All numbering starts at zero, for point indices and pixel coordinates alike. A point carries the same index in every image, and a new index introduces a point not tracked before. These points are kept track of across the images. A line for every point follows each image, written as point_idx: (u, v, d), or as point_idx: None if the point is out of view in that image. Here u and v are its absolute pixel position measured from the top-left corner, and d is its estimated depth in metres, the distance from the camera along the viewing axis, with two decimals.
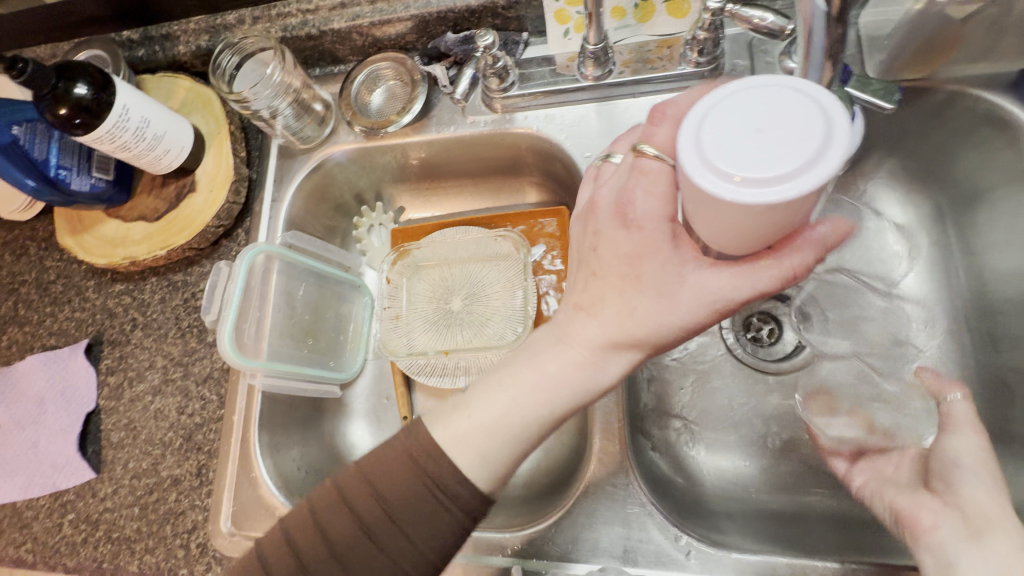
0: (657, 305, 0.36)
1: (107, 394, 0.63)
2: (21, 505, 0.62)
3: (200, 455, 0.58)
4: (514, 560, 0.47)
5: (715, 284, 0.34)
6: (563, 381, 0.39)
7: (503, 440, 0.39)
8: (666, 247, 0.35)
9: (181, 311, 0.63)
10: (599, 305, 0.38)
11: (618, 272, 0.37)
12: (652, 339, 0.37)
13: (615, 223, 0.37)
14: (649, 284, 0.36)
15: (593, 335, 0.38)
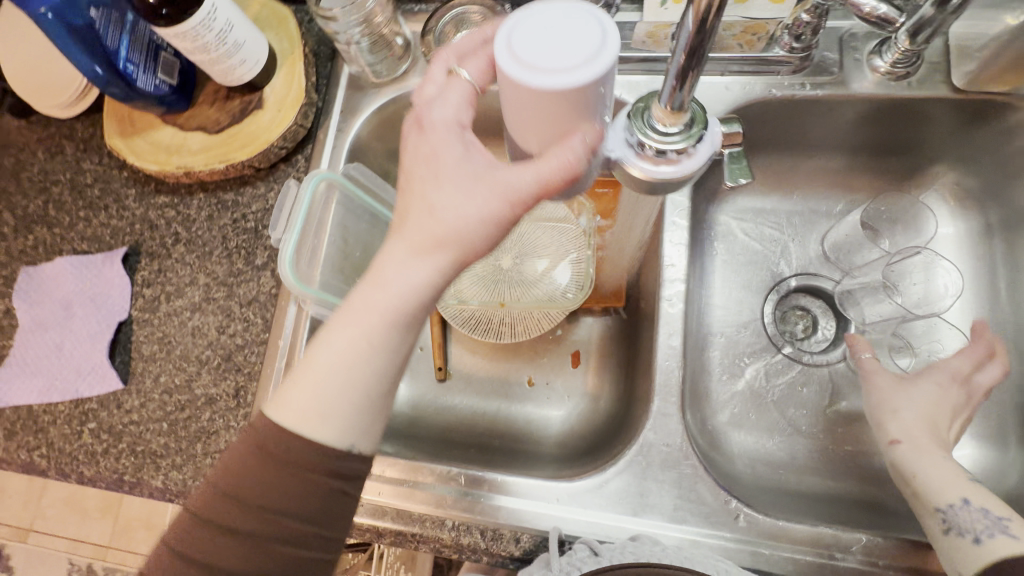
0: (453, 203, 0.36)
1: (141, 306, 0.61)
2: (37, 409, 0.59)
3: (239, 376, 0.57)
4: (563, 507, 0.48)
5: (517, 178, 0.35)
6: (374, 305, 0.37)
7: (326, 374, 0.37)
8: (460, 153, 0.36)
9: (229, 231, 0.62)
10: (409, 225, 0.37)
11: (420, 181, 0.37)
12: (458, 240, 0.36)
13: (417, 141, 0.38)
14: (438, 190, 0.36)
15: (405, 258, 0.37)
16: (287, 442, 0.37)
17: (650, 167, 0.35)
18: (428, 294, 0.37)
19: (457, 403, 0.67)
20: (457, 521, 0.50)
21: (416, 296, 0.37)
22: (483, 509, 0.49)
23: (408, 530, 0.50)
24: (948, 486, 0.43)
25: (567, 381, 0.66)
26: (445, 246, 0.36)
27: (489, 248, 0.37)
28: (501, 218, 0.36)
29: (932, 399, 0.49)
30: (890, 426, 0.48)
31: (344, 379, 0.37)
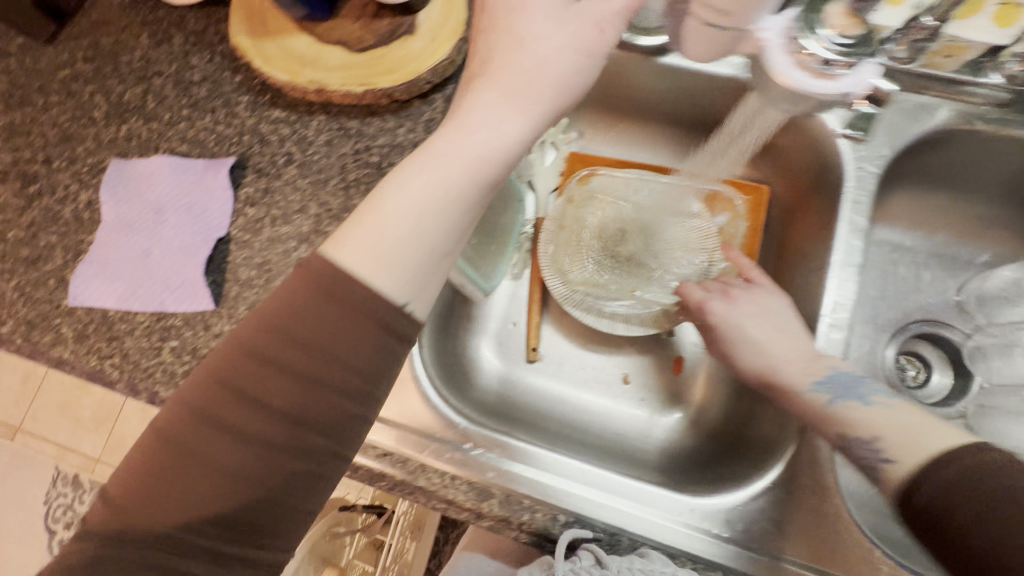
0: (545, 32, 0.39)
1: (241, 225, 0.56)
2: (114, 314, 0.55)
3: None
4: (693, 522, 0.46)
5: (597, 18, 0.39)
6: (455, 151, 0.38)
7: (406, 203, 0.37)
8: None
9: (349, 163, 0.56)
10: (493, 70, 0.39)
11: (501, 27, 0.40)
12: (548, 75, 0.39)
13: None
14: (530, 24, 0.39)
15: (494, 100, 0.39)
16: (352, 277, 0.36)
17: (798, 75, 0.41)
18: (510, 133, 0.39)
19: (550, 387, 0.63)
20: (569, 517, 0.46)
21: (499, 139, 0.39)
22: (600, 507, 0.47)
23: (515, 519, 0.46)
24: (803, 374, 0.45)
25: (669, 388, 0.62)
26: (535, 81, 0.39)
27: (574, 91, 0.41)
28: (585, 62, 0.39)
29: (757, 312, 0.50)
30: (749, 365, 0.48)
31: (426, 214, 0.37)
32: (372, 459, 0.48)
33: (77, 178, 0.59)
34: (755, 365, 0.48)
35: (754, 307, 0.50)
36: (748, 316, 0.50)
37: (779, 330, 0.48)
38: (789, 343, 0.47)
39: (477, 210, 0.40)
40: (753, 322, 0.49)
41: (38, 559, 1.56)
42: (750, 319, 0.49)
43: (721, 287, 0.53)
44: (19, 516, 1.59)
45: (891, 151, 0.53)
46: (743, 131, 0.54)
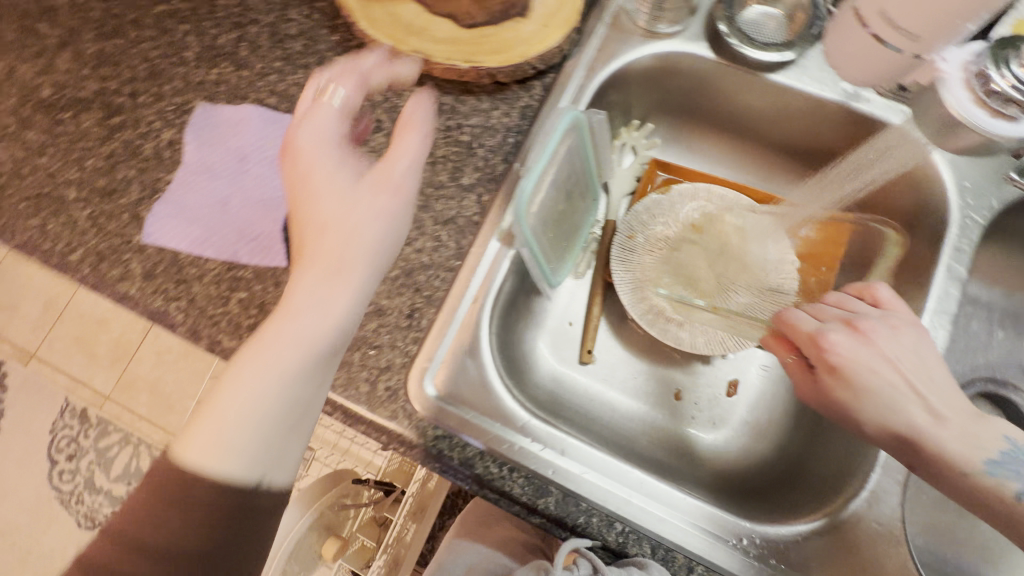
0: (349, 205, 0.41)
1: None
2: (184, 257, 0.54)
3: (417, 297, 0.51)
4: (753, 551, 0.44)
5: (402, 174, 0.42)
6: (286, 326, 0.37)
7: (233, 404, 0.35)
8: (337, 176, 0.42)
9: (438, 139, 0.55)
10: (308, 244, 0.40)
11: (309, 198, 0.41)
12: (365, 235, 0.40)
13: (303, 166, 0.42)
14: (327, 204, 0.41)
15: (317, 271, 0.39)
16: (200, 477, 0.34)
17: (976, 111, 0.39)
18: (349, 292, 0.39)
19: (598, 391, 0.62)
20: (627, 527, 0.45)
21: (335, 296, 0.39)
22: (660, 521, 0.45)
23: (571, 520, 0.45)
24: (969, 447, 0.39)
25: (722, 410, 0.61)
26: (355, 243, 0.40)
27: (394, 240, 0.42)
28: (396, 214, 0.42)
29: (894, 359, 0.41)
30: (887, 424, 0.40)
31: (264, 397, 0.35)
32: (432, 440, 0.48)
33: (161, 116, 0.59)
34: (892, 422, 0.40)
35: (891, 345, 0.42)
36: (889, 358, 0.41)
37: (929, 383, 0.41)
38: (940, 400, 0.40)
39: (329, 368, 0.39)
40: (890, 371, 0.41)
41: (42, 485, 1.58)
42: (886, 366, 0.41)
43: (839, 317, 0.45)
44: (33, 439, 1.62)
45: (1001, 202, 0.51)
46: (852, 177, 0.57)
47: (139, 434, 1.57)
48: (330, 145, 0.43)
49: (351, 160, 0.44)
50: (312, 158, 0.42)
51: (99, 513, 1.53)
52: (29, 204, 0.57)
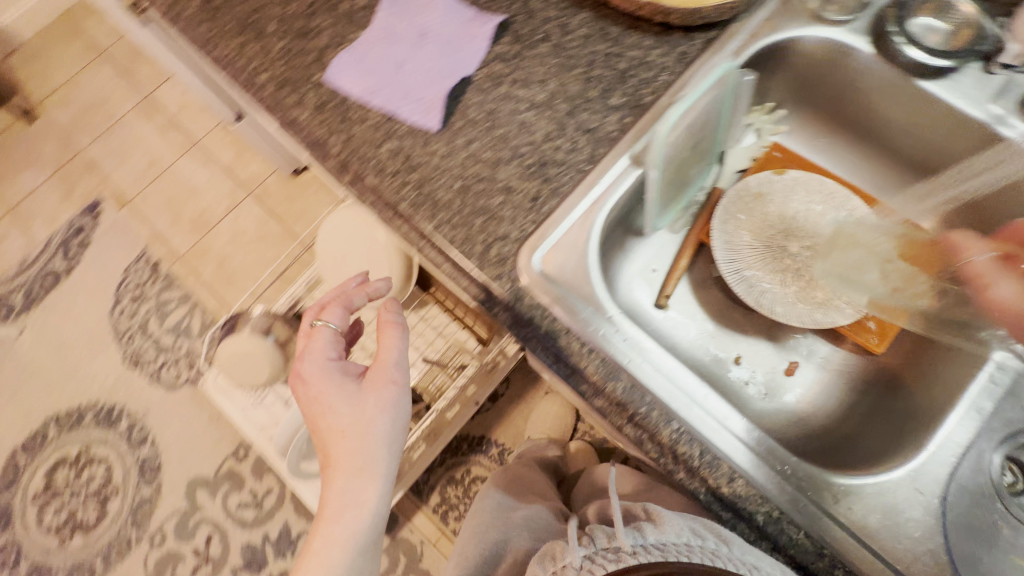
0: (354, 418, 0.57)
1: (485, 74, 0.61)
2: (351, 102, 0.61)
3: (544, 185, 0.57)
4: (795, 481, 0.47)
5: (394, 376, 0.61)
6: (337, 522, 0.56)
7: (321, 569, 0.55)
8: (341, 382, 0.59)
9: (598, 60, 0.61)
10: (334, 457, 0.57)
11: (326, 421, 0.58)
12: (375, 436, 0.57)
13: (315, 396, 0.59)
14: (343, 419, 0.57)
15: (347, 459, 0.56)
16: None
17: None
18: (374, 478, 0.56)
19: (664, 334, 0.67)
20: (683, 427, 0.49)
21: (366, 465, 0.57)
22: (713, 431, 0.49)
23: (636, 409, 0.50)
24: None
25: (778, 384, 0.64)
26: (368, 442, 0.57)
27: (398, 426, 0.60)
28: (397, 401, 0.60)
29: None
30: None
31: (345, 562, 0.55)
32: (527, 306, 0.53)
33: None
34: None
35: None
36: None
37: None
38: None
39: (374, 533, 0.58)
40: None
41: (102, 317, 1.68)
42: None
43: None
44: (105, 274, 1.72)
45: None
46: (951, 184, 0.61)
47: (199, 298, 1.67)
48: (331, 363, 0.61)
49: (349, 371, 0.61)
50: (319, 376, 0.60)
51: (144, 356, 1.62)
52: (234, 27, 0.66)
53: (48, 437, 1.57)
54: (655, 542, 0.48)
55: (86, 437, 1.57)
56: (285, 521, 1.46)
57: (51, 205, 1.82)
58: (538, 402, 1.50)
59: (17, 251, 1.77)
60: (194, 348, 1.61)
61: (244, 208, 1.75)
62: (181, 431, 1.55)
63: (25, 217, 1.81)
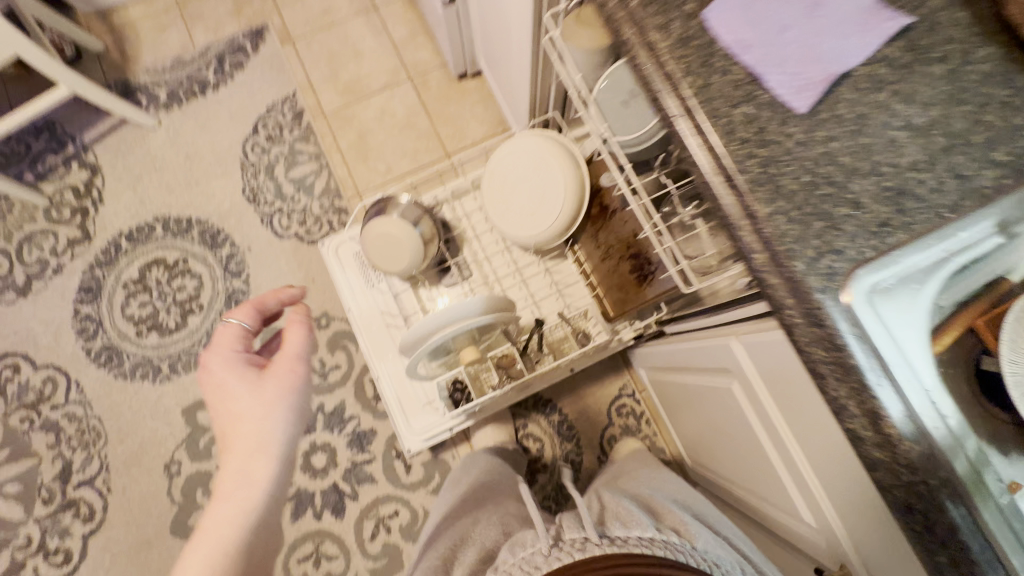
0: (246, 399, 0.73)
1: (867, 73, 0.55)
2: (718, 48, 0.56)
3: (896, 215, 0.52)
4: None
5: (295, 362, 0.76)
6: (230, 494, 0.67)
7: (213, 537, 0.65)
8: (245, 371, 0.76)
9: (993, 105, 0.55)
10: (230, 436, 0.71)
11: (225, 405, 0.73)
12: (267, 412, 0.72)
13: (215, 385, 0.75)
14: (240, 403, 0.73)
15: (246, 435, 0.70)
16: None
17: None
18: (267, 453, 0.70)
19: None
20: (971, 515, 0.47)
21: (264, 440, 0.70)
22: (1001, 534, 0.46)
23: (924, 482, 0.47)
24: None
25: None
26: (263, 417, 0.72)
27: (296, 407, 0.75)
28: (294, 385, 0.75)
29: None
30: None
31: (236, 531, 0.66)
32: (840, 333, 0.50)
33: None
34: None
35: None
36: None
37: None
38: None
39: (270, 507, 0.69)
40: None
41: (235, 143, 1.67)
42: None
43: None
44: (250, 102, 1.71)
45: None
46: None
47: (329, 161, 1.65)
48: (238, 358, 0.78)
49: (252, 362, 0.78)
50: (226, 365, 0.77)
51: (262, 195, 1.63)
52: None
53: (154, 234, 1.60)
54: (621, 534, 0.71)
55: (187, 249, 1.59)
56: (343, 400, 1.50)
57: (219, 13, 1.79)
58: (613, 390, 1.50)
59: (175, 46, 1.76)
60: (311, 207, 1.62)
61: (400, 91, 1.70)
62: (275, 280, 1.57)
63: (191, 14, 1.78)
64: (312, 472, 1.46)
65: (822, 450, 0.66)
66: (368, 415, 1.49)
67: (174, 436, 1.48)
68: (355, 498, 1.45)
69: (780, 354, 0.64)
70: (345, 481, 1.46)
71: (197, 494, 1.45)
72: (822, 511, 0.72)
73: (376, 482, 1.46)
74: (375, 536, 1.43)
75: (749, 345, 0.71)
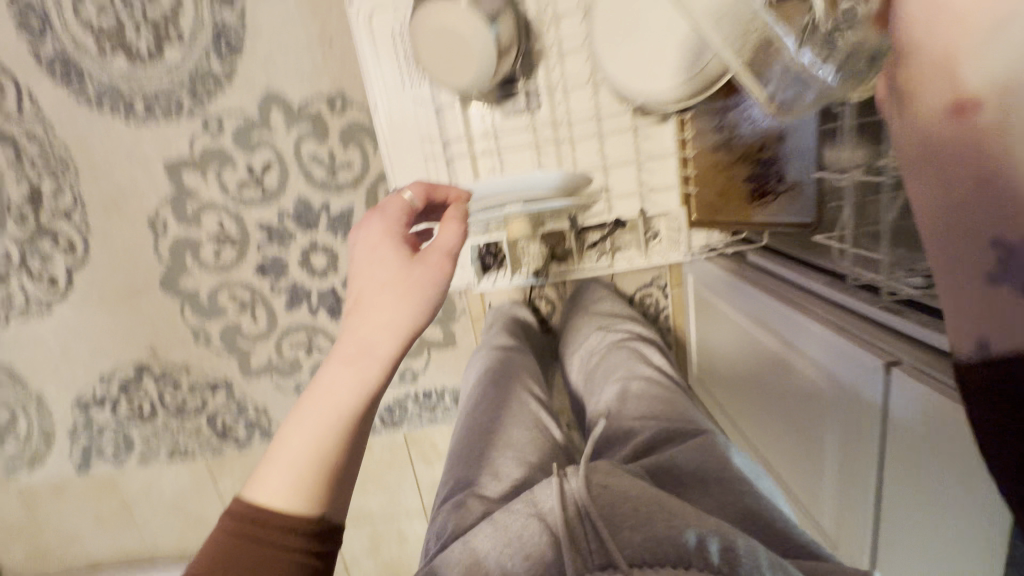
0: (389, 270, 0.58)
1: None
2: None
3: None
4: None
5: (448, 248, 0.61)
6: (340, 373, 0.52)
7: (313, 421, 0.50)
8: (394, 244, 0.61)
9: None
10: (358, 308, 0.57)
11: (365, 273, 0.59)
12: (405, 291, 0.56)
13: (361, 249, 0.61)
14: (381, 274, 0.58)
15: (385, 307, 0.56)
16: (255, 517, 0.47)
17: None
18: (393, 342, 0.54)
19: None
20: None
21: (393, 327, 0.55)
22: None
23: None
24: None
25: None
26: (399, 293, 0.56)
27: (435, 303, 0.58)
28: (441, 279, 0.59)
29: None
30: None
31: (336, 426, 0.50)
32: None
33: None
34: None
35: None
36: None
37: None
38: None
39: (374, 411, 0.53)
40: None
41: None
42: None
43: None
44: None
45: None
46: None
47: None
48: (392, 228, 0.63)
49: (403, 237, 0.63)
50: (378, 234, 0.62)
51: None
52: None
53: None
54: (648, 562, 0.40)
55: None
56: (352, 206, 1.32)
57: None
58: (646, 277, 1.34)
59: None
60: None
61: None
62: (280, 27, 1.17)
63: None
64: (311, 270, 1.37)
65: (908, 510, 0.57)
66: None
67: (156, 192, 1.30)
68: None
69: (944, 427, 0.49)
70: (344, 289, 1.39)
71: (185, 259, 1.36)
72: (856, 524, 0.68)
73: None
74: None
75: (893, 383, 0.55)
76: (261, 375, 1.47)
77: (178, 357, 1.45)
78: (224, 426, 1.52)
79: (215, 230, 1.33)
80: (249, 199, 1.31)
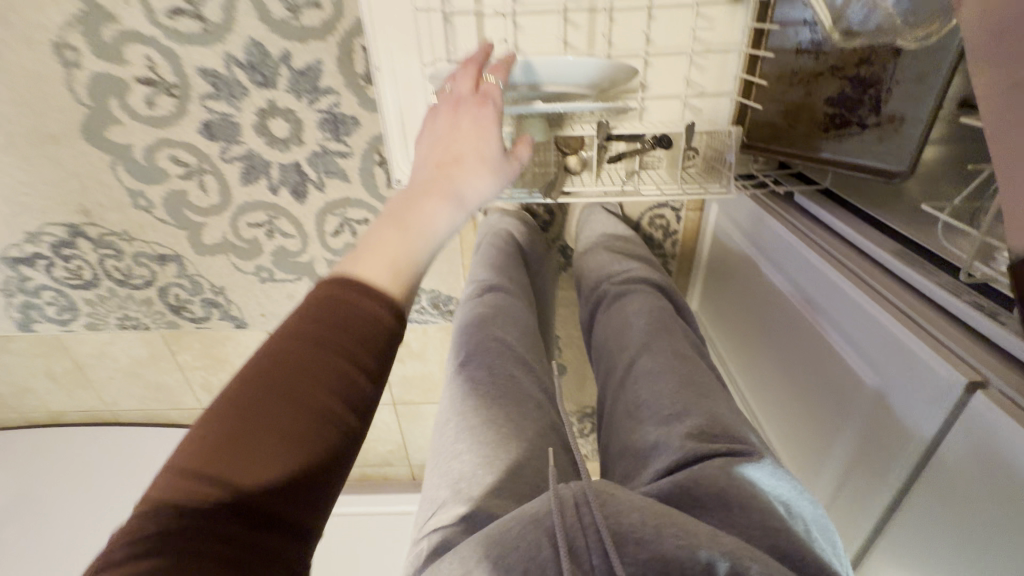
0: (491, 142, 0.62)
1: None
2: None
3: None
4: None
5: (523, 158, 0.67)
6: (433, 210, 0.55)
7: (405, 236, 0.52)
8: (495, 119, 0.64)
9: None
10: (456, 161, 0.60)
11: (469, 132, 0.62)
12: (493, 173, 0.62)
13: (467, 108, 0.63)
14: (481, 141, 0.61)
15: (473, 179, 0.60)
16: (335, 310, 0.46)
17: None
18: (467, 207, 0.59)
19: None
20: None
21: (472, 195, 0.59)
22: None
23: None
24: None
25: None
26: (488, 171, 0.61)
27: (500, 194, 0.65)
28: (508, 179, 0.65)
29: None
30: None
31: (418, 252, 0.53)
32: None
33: None
34: None
35: None
36: None
37: None
38: None
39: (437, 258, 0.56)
40: None
41: None
42: None
43: None
44: None
45: None
46: None
47: None
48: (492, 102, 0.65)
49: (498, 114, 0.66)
50: (480, 101, 0.64)
51: None
52: None
53: None
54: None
55: None
56: (320, 61, 1.04)
57: None
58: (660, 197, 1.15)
59: None
60: None
61: None
62: None
63: None
64: (271, 139, 1.14)
65: (926, 530, 0.52)
66: (352, 97, 1.08)
67: (59, 6, 0.99)
68: (320, 188, 1.20)
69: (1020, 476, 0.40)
70: (310, 166, 1.17)
71: (111, 103, 1.09)
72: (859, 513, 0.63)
73: (349, 182, 1.19)
74: (340, 233, 1.27)
75: (971, 407, 0.45)
76: (216, 253, 1.31)
77: (115, 222, 1.26)
78: (178, 302, 1.40)
79: (144, 70, 1.05)
80: (186, 33, 1.01)
